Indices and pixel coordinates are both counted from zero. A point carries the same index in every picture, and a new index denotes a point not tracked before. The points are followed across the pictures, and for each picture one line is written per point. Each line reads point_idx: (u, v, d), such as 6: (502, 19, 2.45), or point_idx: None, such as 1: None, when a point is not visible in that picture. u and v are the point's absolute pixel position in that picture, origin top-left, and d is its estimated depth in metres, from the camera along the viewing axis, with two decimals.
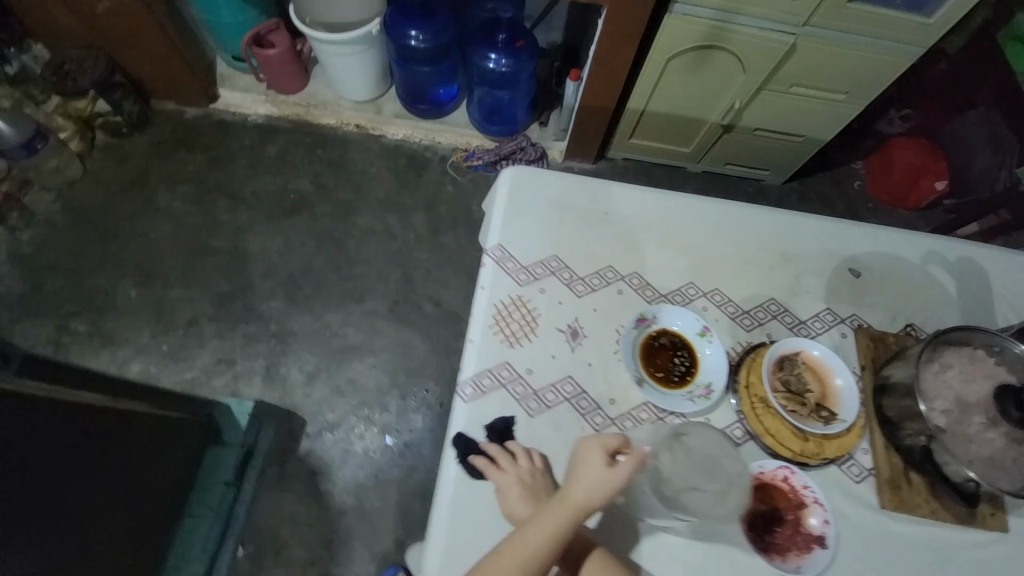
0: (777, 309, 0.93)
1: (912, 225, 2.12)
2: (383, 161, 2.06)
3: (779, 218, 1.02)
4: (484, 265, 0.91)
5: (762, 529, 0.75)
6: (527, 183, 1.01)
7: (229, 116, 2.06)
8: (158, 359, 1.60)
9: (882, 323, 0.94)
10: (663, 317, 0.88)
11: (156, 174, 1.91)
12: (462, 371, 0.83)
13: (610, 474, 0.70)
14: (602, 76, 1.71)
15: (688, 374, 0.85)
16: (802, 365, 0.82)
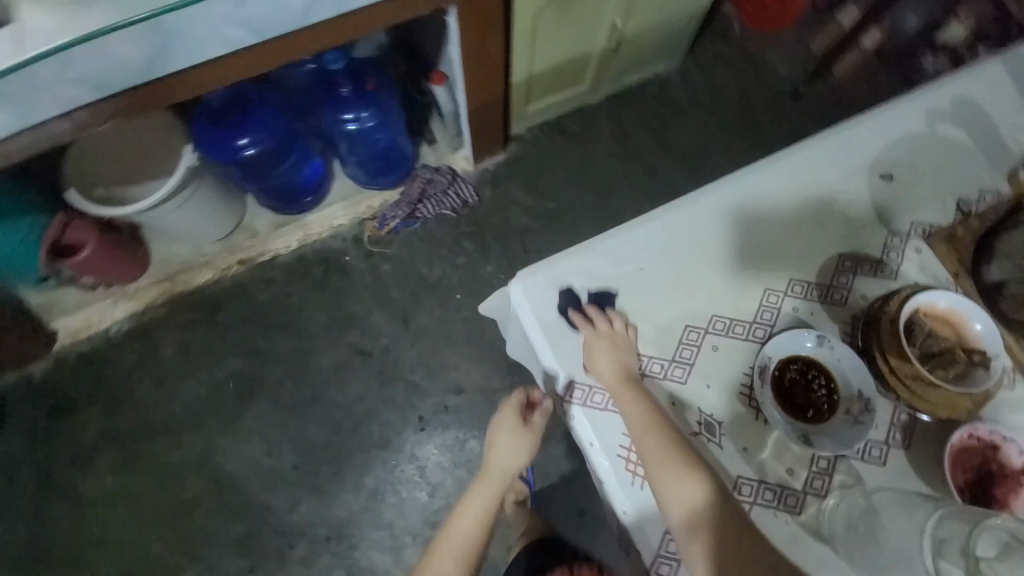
0: (852, 263, 0.86)
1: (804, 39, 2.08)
2: (299, 282, 1.72)
3: (792, 161, 0.91)
4: (578, 420, 0.78)
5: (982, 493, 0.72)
6: (548, 291, 0.83)
7: (88, 345, 1.62)
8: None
9: (940, 215, 0.90)
10: (777, 350, 0.78)
11: (61, 466, 1.51)
12: (644, 551, 0.74)
13: (519, 422, 0.93)
14: (479, 71, 1.44)
15: (834, 394, 0.77)
16: (928, 320, 0.77)
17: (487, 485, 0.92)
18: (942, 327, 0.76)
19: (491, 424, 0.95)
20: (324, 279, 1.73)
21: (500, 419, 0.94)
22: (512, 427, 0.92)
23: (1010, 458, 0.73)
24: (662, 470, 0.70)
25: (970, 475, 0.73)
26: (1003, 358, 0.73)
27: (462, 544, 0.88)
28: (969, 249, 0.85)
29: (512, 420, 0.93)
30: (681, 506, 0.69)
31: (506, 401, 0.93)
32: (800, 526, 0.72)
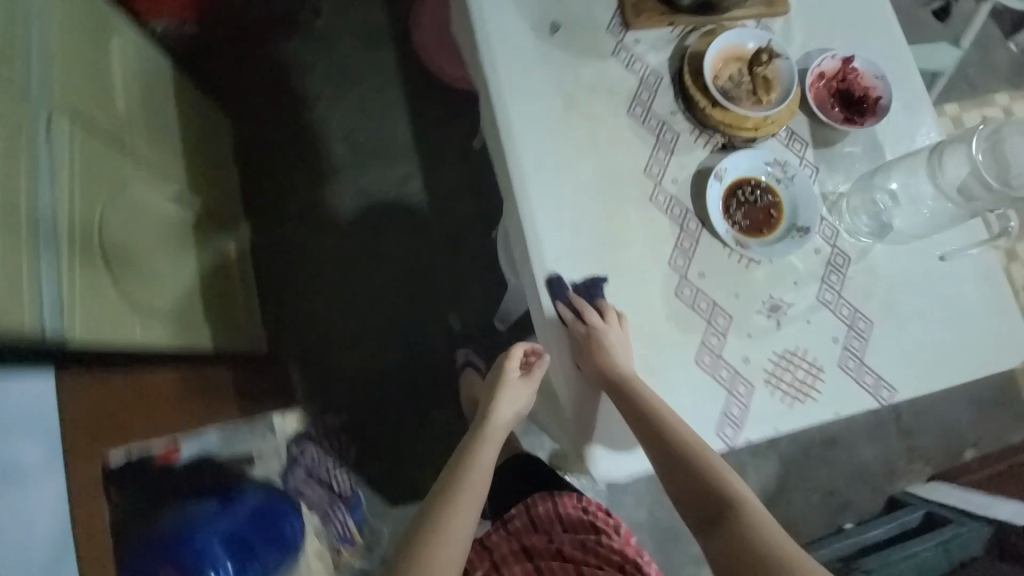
0: (638, 106, 0.84)
1: None
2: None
3: (514, 115, 0.82)
4: (747, 437, 0.75)
5: (857, 106, 0.85)
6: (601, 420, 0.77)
7: None
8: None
9: (608, 1, 0.87)
10: (718, 219, 0.79)
11: None
12: (868, 406, 0.77)
13: (521, 379, 0.82)
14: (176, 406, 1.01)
15: (764, 182, 0.81)
16: (724, 77, 0.81)
17: (489, 437, 0.79)
18: (728, 71, 0.81)
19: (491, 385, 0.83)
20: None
21: (500, 369, 0.82)
22: (516, 380, 0.82)
23: (833, 69, 0.85)
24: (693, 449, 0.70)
25: (840, 106, 0.85)
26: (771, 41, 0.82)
27: (467, 502, 0.70)
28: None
29: (513, 375, 0.82)
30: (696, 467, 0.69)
31: (506, 352, 0.82)
32: (864, 258, 0.80)
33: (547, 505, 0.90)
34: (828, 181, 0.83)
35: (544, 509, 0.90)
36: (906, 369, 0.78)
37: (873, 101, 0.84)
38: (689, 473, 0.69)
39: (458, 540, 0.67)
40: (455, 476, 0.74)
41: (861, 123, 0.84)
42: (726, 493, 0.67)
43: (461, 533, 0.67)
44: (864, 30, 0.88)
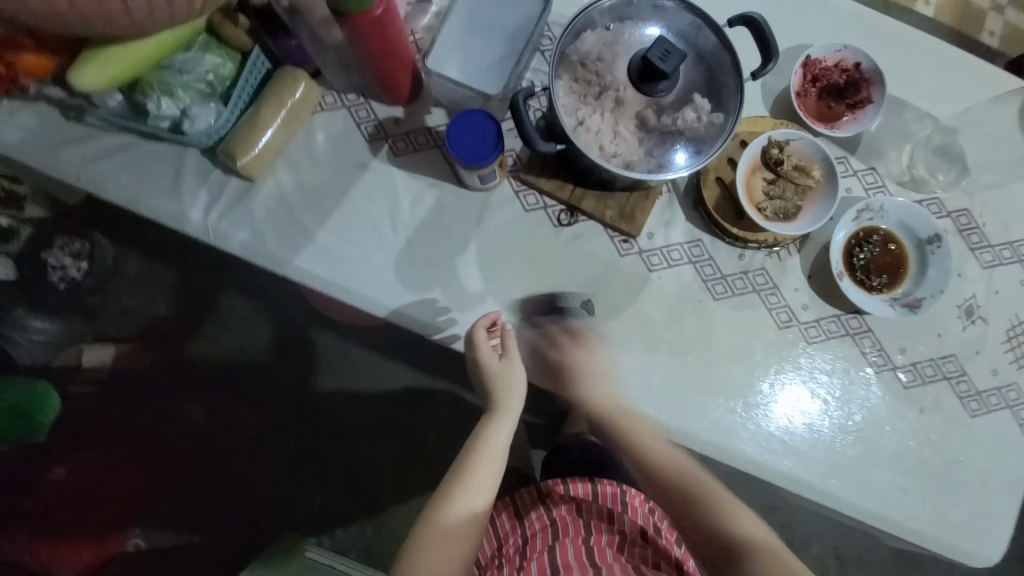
0: (713, 283, 0.75)
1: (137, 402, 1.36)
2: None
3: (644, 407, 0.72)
4: None
5: (851, 88, 0.78)
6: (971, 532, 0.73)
7: None
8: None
9: (592, 230, 0.75)
10: (870, 301, 0.74)
11: None
12: None
13: (506, 360, 0.70)
14: None
15: (860, 232, 0.76)
16: (767, 200, 0.71)
17: (497, 438, 0.71)
18: (758, 188, 0.71)
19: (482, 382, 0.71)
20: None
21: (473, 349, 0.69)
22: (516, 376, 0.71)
23: (800, 79, 0.77)
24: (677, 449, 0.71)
25: (840, 102, 0.78)
26: (773, 133, 0.71)
27: (460, 529, 0.67)
28: (623, 194, 0.73)
29: (498, 362, 0.70)
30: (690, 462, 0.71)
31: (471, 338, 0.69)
32: (977, 198, 0.77)
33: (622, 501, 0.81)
34: (890, 169, 0.78)
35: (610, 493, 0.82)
36: None
37: (855, 73, 0.77)
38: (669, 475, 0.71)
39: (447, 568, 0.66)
40: (444, 505, 0.68)
41: (869, 98, 0.77)
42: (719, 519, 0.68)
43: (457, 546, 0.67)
44: (789, 12, 0.78)
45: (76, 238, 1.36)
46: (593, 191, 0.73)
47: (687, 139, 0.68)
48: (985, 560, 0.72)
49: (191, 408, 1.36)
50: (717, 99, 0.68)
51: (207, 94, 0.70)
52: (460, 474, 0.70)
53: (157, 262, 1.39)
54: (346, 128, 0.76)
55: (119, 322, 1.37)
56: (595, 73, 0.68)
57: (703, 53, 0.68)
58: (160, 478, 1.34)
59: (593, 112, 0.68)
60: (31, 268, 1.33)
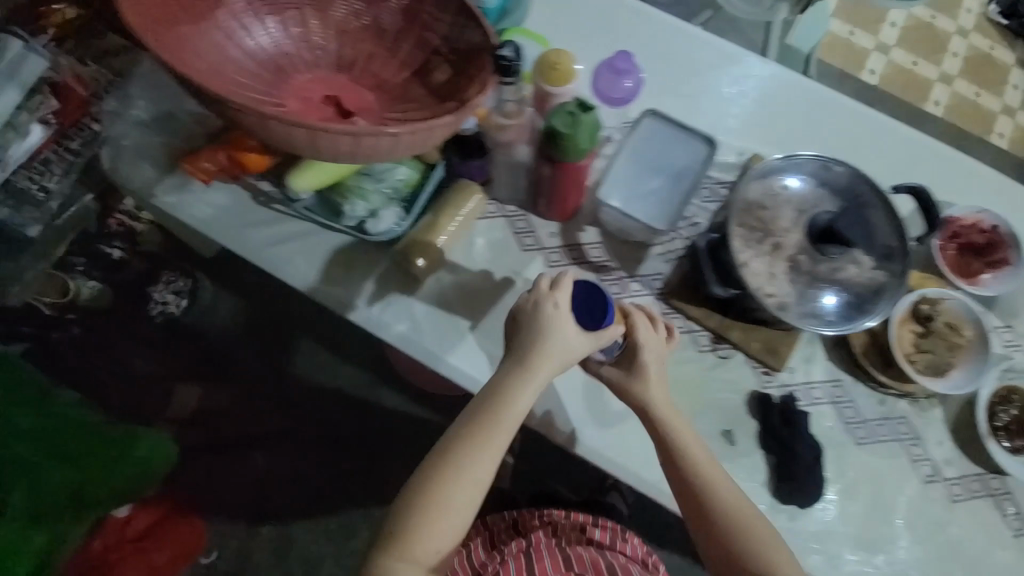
0: (854, 427, 0.75)
1: (210, 437, 1.29)
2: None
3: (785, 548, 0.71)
4: None
5: (988, 247, 0.80)
6: None
7: None
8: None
9: (735, 360, 0.77)
10: (1018, 465, 0.73)
11: None
12: None
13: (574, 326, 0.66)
14: None
15: (1001, 391, 0.76)
16: (917, 353, 0.73)
17: (514, 391, 0.64)
18: (907, 340, 0.73)
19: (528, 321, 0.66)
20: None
21: (533, 296, 0.67)
22: (574, 329, 0.66)
23: (942, 234, 0.80)
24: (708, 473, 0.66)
25: (976, 261, 0.80)
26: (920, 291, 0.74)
27: (463, 497, 0.62)
28: (770, 330, 0.76)
29: (552, 310, 0.65)
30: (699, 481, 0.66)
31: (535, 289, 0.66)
32: None
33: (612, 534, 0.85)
34: None
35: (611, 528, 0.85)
36: None
37: (994, 234, 0.80)
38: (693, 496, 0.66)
39: (467, 497, 0.62)
40: (448, 455, 0.63)
41: (1006, 259, 0.79)
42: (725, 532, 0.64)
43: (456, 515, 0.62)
44: (925, 172, 0.83)
45: (180, 275, 1.35)
46: (738, 324, 0.76)
47: (850, 292, 0.70)
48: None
49: (261, 451, 1.30)
50: (882, 258, 0.70)
51: (392, 199, 0.78)
52: (454, 440, 0.64)
53: (249, 300, 1.40)
54: (506, 237, 0.82)
55: (208, 356, 1.36)
56: (759, 218, 0.72)
57: (869, 214, 0.72)
58: (219, 506, 1.27)
59: (755, 254, 0.71)
60: (133, 299, 1.33)
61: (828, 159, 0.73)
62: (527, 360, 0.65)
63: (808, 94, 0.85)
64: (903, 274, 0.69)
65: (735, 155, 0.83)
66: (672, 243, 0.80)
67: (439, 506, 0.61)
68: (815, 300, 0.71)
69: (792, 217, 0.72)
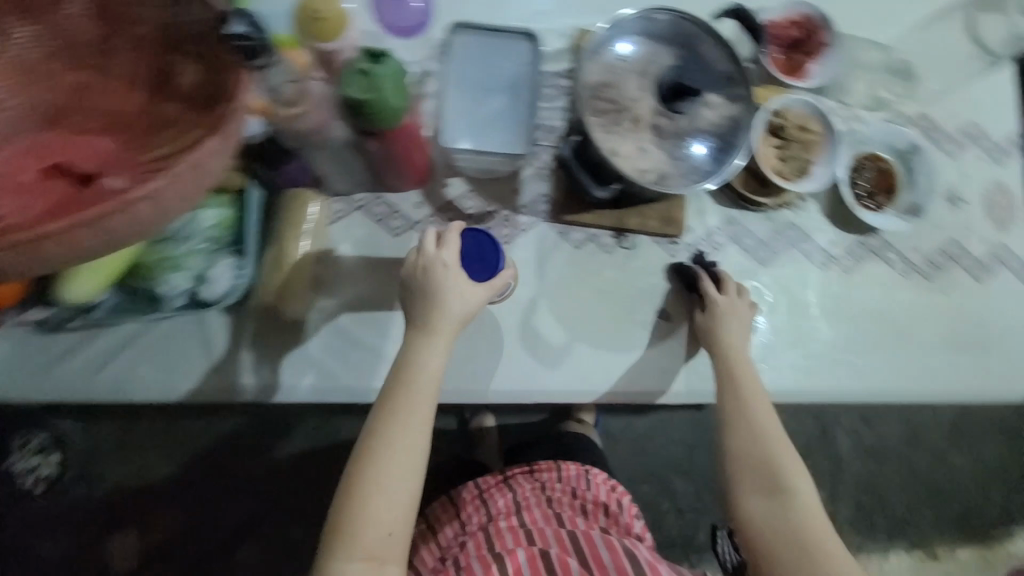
0: (758, 252, 0.80)
1: (175, 569, 1.13)
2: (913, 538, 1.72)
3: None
4: None
5: (806, 39, 0.82)
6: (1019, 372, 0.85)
7: None
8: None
9: (642, 244, 0.77)
10: (883, 219, 0.83)
11: None
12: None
13: (460, 281, 0.61)
14: None
15: (852, 163, 0.84)
16: (784, 163, 0.77)
17: (429, 357, 0.59)
18: (771, 156, 0.77)
19: (423, 286, 0.60)
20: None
21: (421, 257, 0.62)
22: (467, 279, 0.62)
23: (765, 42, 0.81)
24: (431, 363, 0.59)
25: (801, 56, 0.83)
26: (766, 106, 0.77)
27: (403, 475, 0.55)
28: (660, 203, 0.76)
29: (442, 267, 0.61)
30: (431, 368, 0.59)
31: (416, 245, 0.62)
32: (926, 101, 0.88)
33: (576, 477, 0.83)
34: (856, 99, 0.86)
35: (574, 473, 0.84)
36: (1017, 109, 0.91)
37: (805, 24, 0.82)
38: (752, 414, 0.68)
39: (408, 479, 0.55)
40: (378, 440, 0.56)
41: (823, 44, 0.83)
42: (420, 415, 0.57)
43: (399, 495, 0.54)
44: None
45: (32, 433, 1.09)
46: (632, 209, 0.75)
47: (713, 137, 0.70)
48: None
49: (241, 547, 1.15)
50: (729, 91, 0.70)
51: (218, 249, 0.62)
52: (379, 421, 0.56)
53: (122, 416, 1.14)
54: (370, 230, 0.71)
55: (112, 498, 1.12)
56: (609, 100, 0.68)
57: (702, 52, 0.70)
58: None
59: (620, 137, 0.68)
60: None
61: (646, 11, 0.69)
62: (427, 323, 0.60)
63: None
64: (750, 98, 0.70)
65: (559, 40, 0.76)
66: (539, 160, 0.74)
67: (381, 495, 0.54)
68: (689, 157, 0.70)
69: (637, 85, 0.69)
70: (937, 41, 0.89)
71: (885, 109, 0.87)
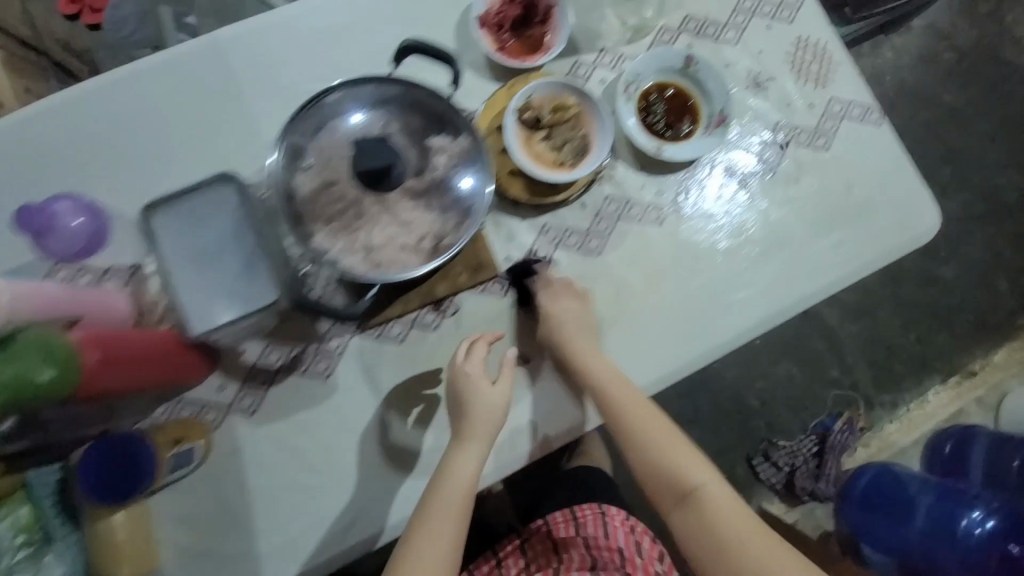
0: (587, 245, 0.75)
1: None
2: (942, 375, 1.68)
3: (636, 372, 0.74)
4: (872, 100, 0.82)
5: (528, 11, 0.77)
6: (903, 216, 0.80)
7: None
8: (916, 71, 1.79)
9: (465, 303, 0.70)
10: (696, 144, 0.76)
11: None
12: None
13: (496, 384, 0.64)
14: None
15: (637, 104, 0.78)
16: (560, 153, 0.70)
17: (463, 464, 0.62)
18: (544, 153, 0.70)
19: (458, 396, 0.64)
20: (907, 376, 1.66)
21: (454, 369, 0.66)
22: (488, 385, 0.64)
23: (490, 38, 0.75)
24: (469, 447, 0.63)
25: (533, 29, 0.77)
26: (511, 105, 0.69)
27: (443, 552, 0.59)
28: (461, 254, 0.69)
29: (478, 382, 0.64)
30: (472, 461, 0.62)
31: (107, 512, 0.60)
32: (682, 6, 0.82)
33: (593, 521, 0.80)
34: (613, 35, 0.80)
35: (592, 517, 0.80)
36: None
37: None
38: (664, 480, 0.65)
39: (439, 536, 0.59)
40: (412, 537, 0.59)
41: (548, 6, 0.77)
42: (450, 484, 0.61)
43: None
44: None
45: None
46: (435, 277, 0.68)
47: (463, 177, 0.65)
48: (931, 229, 0.80)
49: None
50: (448, 123, 0.63)
51: (37, 549, 0.59)
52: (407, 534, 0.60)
53: None
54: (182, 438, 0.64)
55: None
56: (339, 194, 0.61)
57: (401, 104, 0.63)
58: None
59: (368, 226, 0.61)
60: None
61: (320, 96, 0.62)
62: (461, 429, 0.63)
63: (276, 32, 0.73)
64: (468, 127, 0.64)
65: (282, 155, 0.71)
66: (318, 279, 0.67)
67: None
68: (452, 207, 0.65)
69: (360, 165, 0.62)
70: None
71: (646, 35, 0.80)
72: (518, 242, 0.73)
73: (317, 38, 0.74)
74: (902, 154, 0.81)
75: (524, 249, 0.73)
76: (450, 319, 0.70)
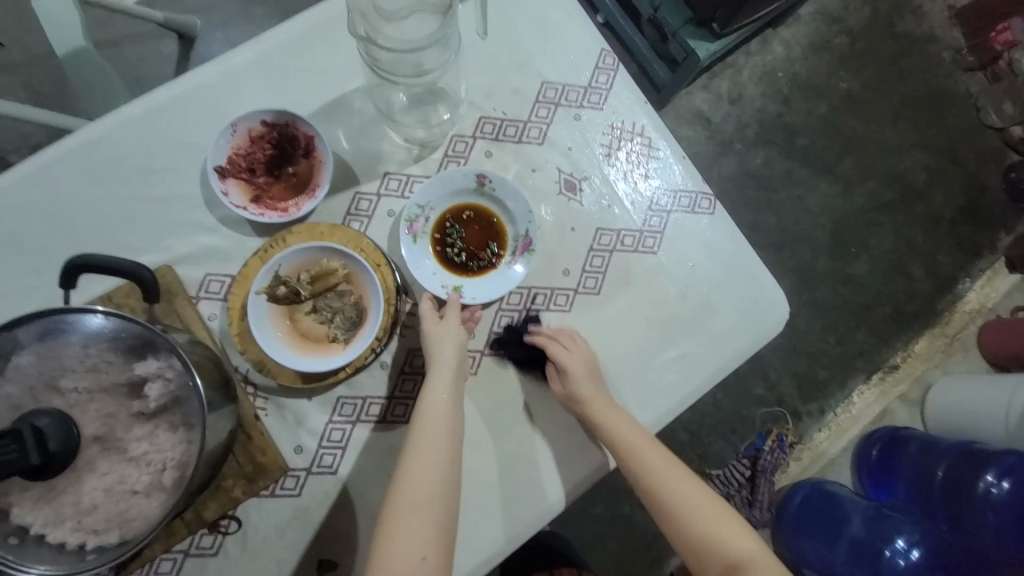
0: (391, 412, 0.64)
1: None
2: (868, 374, 1.58)
3: (484, 540, 0.64)
4: (700, 182, 0.72)
5: (284, 146, 0.65)
6: (748, 310, 0.71)
7: (983, 265, 1.67)
8: (809, 62, 1.70)
9: (246, 514, 0.61)
10: (500, 280, 0.67)
11: (961, 157, 1.71)
12: (624, 75, 0.73)
13: (450, 326, 0.61)
14: None
15: (432, 236, 0.68)
16: (331, 331, 0.61)
17: (437, 398, 0.59)
18: (314, 328, 0.61)
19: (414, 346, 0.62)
20: (835, 383, 1.58)
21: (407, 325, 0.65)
22: (450, 326, 0.62)
23: (240, 189, 0.64)
24: (438, 381, 0.60)
25: (292, 167, 0.65)
26: (256, 290, 0.58)
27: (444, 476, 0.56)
28: (230, 464, 0.60)
29: (433, 323, 0.62)
30: (444, 390, 0.60)
31: None
32: (468, 106, 0.70)
33: None
34: (397, 155, 0.68)
35: None
36: (585, 32, 0.73)
37: (270, 133, 0.65)
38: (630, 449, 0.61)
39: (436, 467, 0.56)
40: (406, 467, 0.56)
41: (304, 136, 0.65)
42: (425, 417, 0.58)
43: (421, 509, 0.54)
44: (157, 153, 0.64)
45: None
46: (200, 501, 0.59)
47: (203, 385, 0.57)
48: (782, 317, 0.72)
49: None
50: (159, 352, 0.53)
51: None
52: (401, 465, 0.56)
53: None
54: None
55: None
56: None
57: (73, 329, 0.52)
58: None
59: (76, 485, 0.51)
60: None
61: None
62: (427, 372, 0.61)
63: None
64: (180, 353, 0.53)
65: None
66: None
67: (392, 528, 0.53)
68: (186, 430, 0.54)
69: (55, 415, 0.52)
70: (417, 7, 0.61)
71: (431, 148, 0.69)
72: (307, 426, 0.63)
73: (24, 226, 0.62)
74: (742, 239, 0.72)
75: (315, 433, 0.63)
76: (227, 539, 0.60)
